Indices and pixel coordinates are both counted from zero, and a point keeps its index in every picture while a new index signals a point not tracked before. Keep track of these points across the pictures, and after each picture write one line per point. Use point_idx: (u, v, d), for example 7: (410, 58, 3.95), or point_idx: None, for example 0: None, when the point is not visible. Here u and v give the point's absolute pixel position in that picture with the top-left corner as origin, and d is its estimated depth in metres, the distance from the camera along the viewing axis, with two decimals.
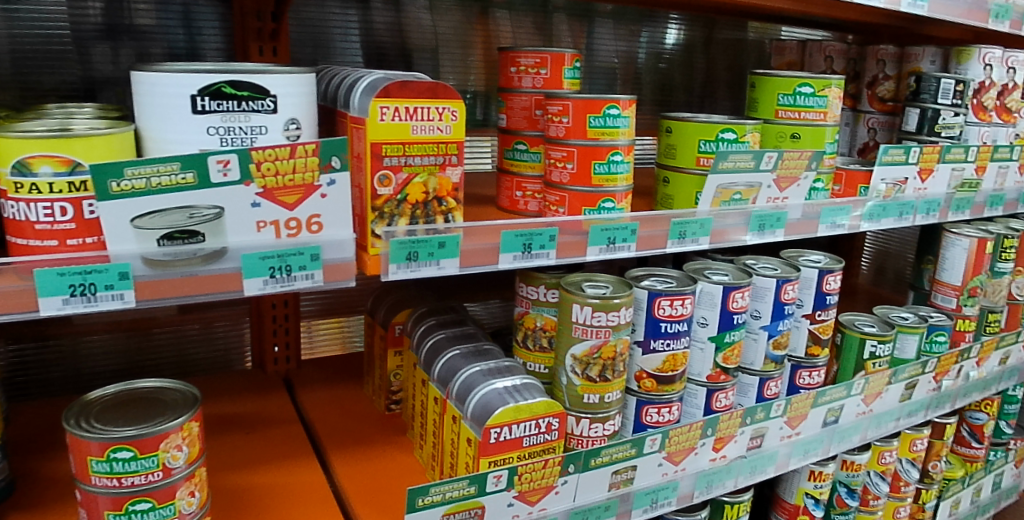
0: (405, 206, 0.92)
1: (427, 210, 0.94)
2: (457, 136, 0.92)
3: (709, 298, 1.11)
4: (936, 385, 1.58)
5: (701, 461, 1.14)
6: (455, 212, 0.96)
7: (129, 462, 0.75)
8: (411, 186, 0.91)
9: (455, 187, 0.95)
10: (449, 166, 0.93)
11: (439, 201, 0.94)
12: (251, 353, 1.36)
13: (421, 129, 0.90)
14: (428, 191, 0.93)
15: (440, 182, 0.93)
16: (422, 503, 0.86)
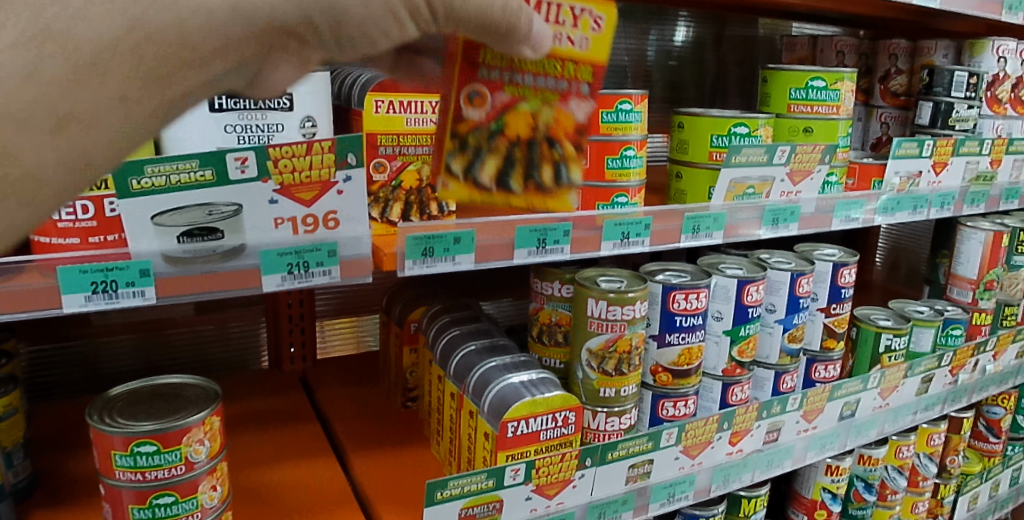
0: (501, 137, 0.71)
1: (533, 153, 0.71)
2: (596, 56, 0.68)
3: (723, 292, 1.11)
4: (952, 378, 1.57)
5: (718, 454, 1.14)
6: (573, 162, 0.72)
7: (152, 456, 0.76)
8: (512, 113, 0.70)
9: (581, 130, 0.71)
10: (574, 95, 0.69)
11: (551, 143, 0.71)
12: (267, 351, 1.37)
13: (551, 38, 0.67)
14: (535, 127, 0.70)
15: (555, 120, 0.70)
16: (441, 496, 0.86)
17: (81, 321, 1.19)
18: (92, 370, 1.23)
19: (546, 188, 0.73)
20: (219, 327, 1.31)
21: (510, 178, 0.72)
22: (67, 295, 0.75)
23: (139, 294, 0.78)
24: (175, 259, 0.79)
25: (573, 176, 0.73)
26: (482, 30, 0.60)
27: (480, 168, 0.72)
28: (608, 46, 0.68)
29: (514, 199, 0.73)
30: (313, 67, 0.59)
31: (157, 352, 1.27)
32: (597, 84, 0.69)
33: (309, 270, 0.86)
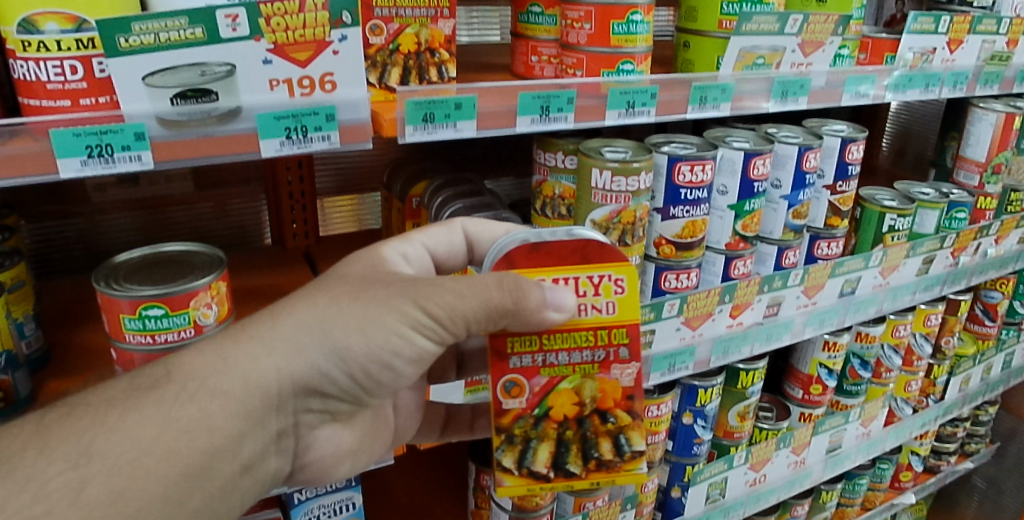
0: (548, 423, 0.73)
1: (585, 429, 0.74)
2: (626, 318, 0.72)
3: (730, 165, 1.09)
4: (952, 260, 1.57)
5: (718, 327, 1.16)
6: (630, 430, 0.75)
7: (161, 319, 0.76)
8: (554, 395, 0.73)
9: (629, 394, 0.74)
10: (615, 361, 0.73)
11: (604, 416, 0.74)
12: (269, 230, 1.43)
13: (578, 312, 0.71)
14: (583, 401, 0.73)
15: (603, 383, 0.73)
16: None
17: (83, 198, 1.24)
18: (94, 244, 1.28)
19: (609, 464, 0.75)
20: (217, 205, 1.36)
21: (568, 463, 0.74)
22: (63, 160, 0.73)
23: (136, 158, 0.76)
24: (170, 122, 0.77)
25: (633, 444, 0.75)
26: (495, 318, 0.68)
27: (532, 458, 0.74)
28: (635, 305, 0.72)
29: (576, 481, 0.75)
30: (336, 397, 0.77)
31: (158, 227, 1.32)
32: (635, 347, 0.73)
33: (308, 135, 0.83)
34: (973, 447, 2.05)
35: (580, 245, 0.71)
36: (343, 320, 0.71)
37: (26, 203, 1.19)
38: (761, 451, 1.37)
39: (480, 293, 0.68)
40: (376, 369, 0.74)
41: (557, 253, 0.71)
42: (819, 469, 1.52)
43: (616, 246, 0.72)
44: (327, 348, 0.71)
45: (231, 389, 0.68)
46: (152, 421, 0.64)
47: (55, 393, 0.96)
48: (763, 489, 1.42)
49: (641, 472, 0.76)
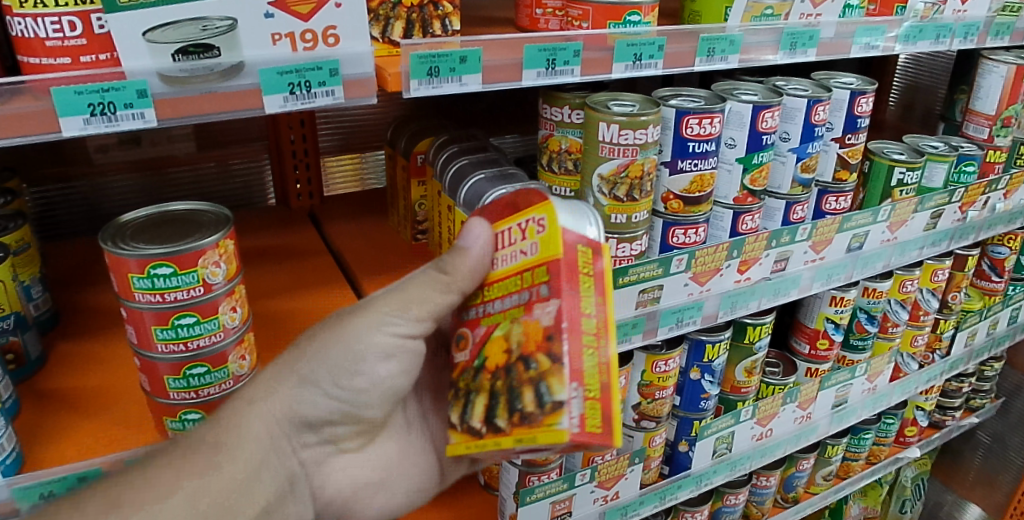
0: (484, 372, 0.72)
1: (511, 377, 0.68)
2: (547, 253, 0.67)
3: (738, 118, 1.08)
4: (961, 215, 1.55)
5: (726, 282, 1.16)
6: (551, 378, 0.65)
7: (170, 278, 0.74)
8: (489, 345, 0.72)
9: (546, 334, 0.66)
10: (536, 301, 0.67)
11: (527, 362, 0.67)
12: (274, 190, 1.44)
13: (502, 261, 0.74)
14: (510, 348, 0.69)
15: (524, 322, 0.68)
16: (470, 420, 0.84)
17: (83, 160, 1.24)
18: (97, 206, 1.28)
19: (533, 419, 0.66)
20: (219, 164, 1.36)
21: (495, 416, 0.69)
22: (65, 119, 0.72)
23: (139, 117, 0.75)
24: (172, 79, 0.75)
25: (555, 394, 0.65)
26: (444, 290, 0.76)
27: (471, 412, 0.73)
28: (553, 239, 0.67)
29: (502, 438, 0.68)
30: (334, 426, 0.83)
31: (161, 189, 1.32)
32: (552, 283, 0.66)
33: (311, 90, 0.82)
34: (978, 402, 2.06)
35: (511, 198, 0.76)
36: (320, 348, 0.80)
37: (28, 166, 1.19)
38: (768, 406, 1.38)
39: (418, 283, 0.78)
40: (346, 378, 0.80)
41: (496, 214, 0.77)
42: (825, 423, 1.53)
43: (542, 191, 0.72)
44: (296, 378, 0.79)
45: (225, 458, 0.72)
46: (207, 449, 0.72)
47: (68, 354, 0.98)
48: (770, 443, 1.43)
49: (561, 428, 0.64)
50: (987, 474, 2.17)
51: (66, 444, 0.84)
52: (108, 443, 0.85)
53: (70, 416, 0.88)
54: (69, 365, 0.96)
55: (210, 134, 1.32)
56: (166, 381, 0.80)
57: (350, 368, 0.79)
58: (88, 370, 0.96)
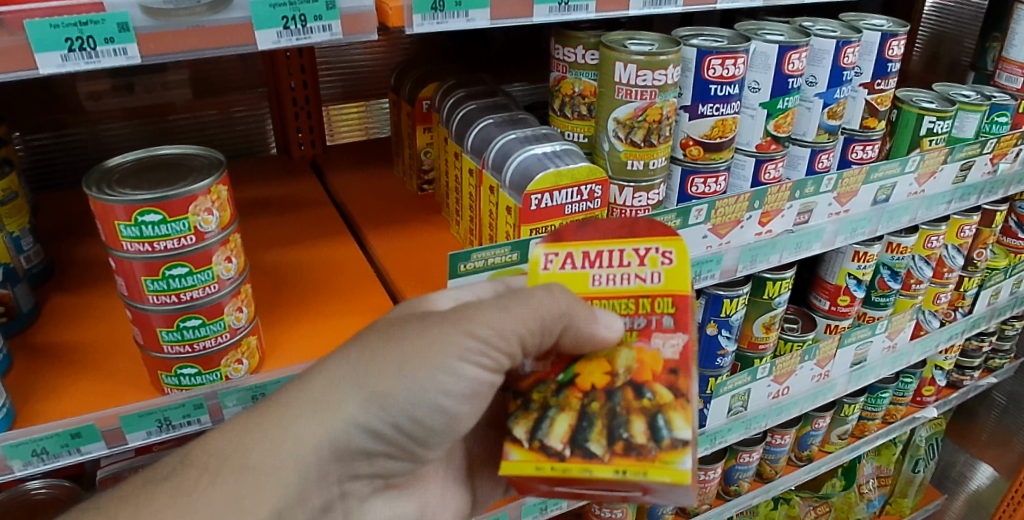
0: (569, 389, 0.73)
1: (615, 403, 0.71)
2: (673, 288, 0.74)
3: (763, 60, 1.01)
4: (992, 168, 1.46)
5: (746, 234, 1.10)
6: (671, 412, 0.71)
7: (158, 226, 0.70)
8: (581, 362, 0.74)
9: (672, 368, 0.72)
10: (657, 330, 0.74)
11: (640, 390, 0.72)
12: (274, 138, 1.38)
13: (615, 279, 0.75)
14: (615, 372, 0.73)
15: (643, 349, 0.73)
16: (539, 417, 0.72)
17: (76, 107, 1.19)
18: (93, 155, 1.23)
19: (643, 454, 0.69)
20: (220, 112, 1.30)
21: (589, 440, 0.70)
22: (42, 55, 0.67)
23: (122, 53, 0.69)
24: (156, 12, 0.69)
25: (675, 429, 0.70)
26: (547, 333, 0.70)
27: (548, 430, 0.71)
28: (682, 276, 0.74)
29: (596, 463, 0.69)
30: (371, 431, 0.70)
31: (160, 137, 1.27)
32: (681, 316, 0.73)
33: (306, 26, 0.76)
34: (997, 363, 2.01)
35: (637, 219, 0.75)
36: (379, 368, 0.68)
37: (19, 113, 1.14)
38: (785, 363, 1.34)
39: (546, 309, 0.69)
40: (429, 414, 0.71)
41: (603, 228, 0.76)
42: (843, 381, 1.49)
43: (663, 222, 0.75)
44: (363, 400, 0.68)
45: (257, 465, 0.66)
46: (230, 432, 0.68)
47: (64, 307, 0.95)
48: (786, 401, 1.40)
49: (682, 468, 0.69)
50: (1002, 435, 2.12)
51: (61, 400, 0.81)
52: (104, 398, 0.82)
53: (65, 371, 0.85)
54: (64, 320, 0.93)
55: (207, 81, 1.27)
56: (158, 334, 0.76)
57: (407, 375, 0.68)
58: (85, 323, 0.93)
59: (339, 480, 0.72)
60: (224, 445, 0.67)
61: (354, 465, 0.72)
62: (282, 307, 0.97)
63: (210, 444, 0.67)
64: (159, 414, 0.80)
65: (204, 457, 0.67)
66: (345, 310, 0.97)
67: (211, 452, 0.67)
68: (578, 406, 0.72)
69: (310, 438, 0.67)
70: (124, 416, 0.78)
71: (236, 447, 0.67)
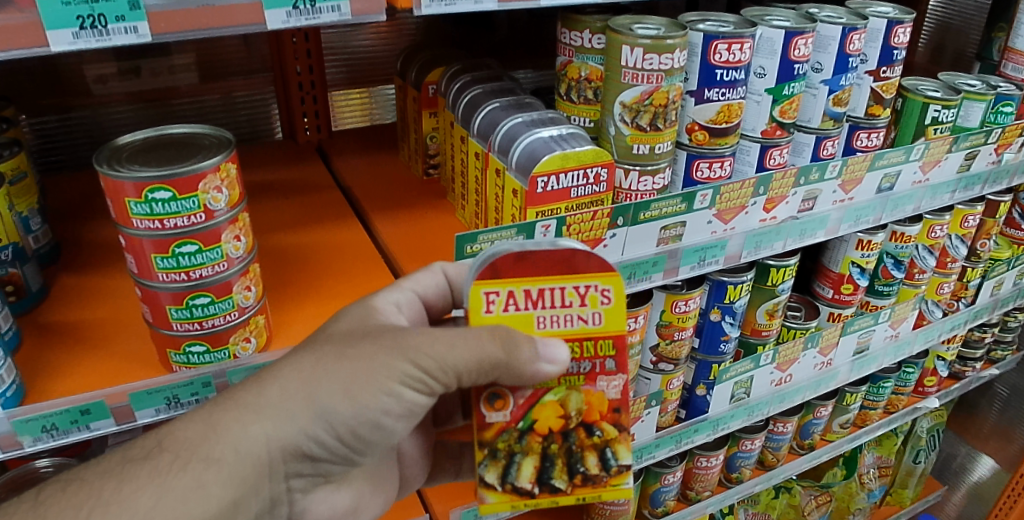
0: (531, 435, 0.73)
1: (571, 443, 0.73)
2: (613, 329, 0.71)
3: (769, 46, 1.01)
4: (996, 158, 1.45)
5: (751, 220, 1.10)
6: (617, 444, 0.74)
7: (168, 204, 0.70)
8: (537, 407, 0.73)
9: (616, 408, 0.73)
10: (601, 374, 0.72)
11: (590, 430, 0.73)
12: (280, 124, 1.39)
13: (559, 321, 0.70)
14: (568, 415, 0.73)
15: (591, 390, 0.73)
16: (503, 465, 0.74)
17: (83, 91, 1.19)
18: (98, 138, 1.24)
19: (596, 480, 0.75)
20: (224, 96, 1.31)
21: (554, 478, 0.74)
22: (53, 33, 0.67)
23: (132, 31, 0.70)
24: None
25: (621, 458, 0.75)
26: (485, 370, 0.69)
27: (516, 474, 0.74)
28: (622, 316, 0.70)
29: (562, 496, 0.74)
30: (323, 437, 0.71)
31: (165, 121, 1.28)
32: (623, 358, 0.72)
33: (316, 6, 0.77)
34: (999, 354, 2.02)
35: (571, 254, 0.68)
36: (330, 383, 0.69)
37: (26, 95, 1.15)
38: (788, 351, 1.34)
39: (474, 351, 0.68)
40: (369, 431, 0.72)
41: (541, 264, 0.69)
42: (846, 370, 1.50)
43: (601, 255, 0.69)
44: (314, 413, 0.69)
45: (221, 456, 0.66)
46: (198, 422, 0.67)
47: (70, 287, 0.96)
48: (789, 388, 1.40)
49: (629, 489, 0.76)
50: (1003, 427, 2.13)
51: (69, 377, 0.82)
52: (112, 376, 0.83)
53: (74, 349, 0.86)
54: (71, 299, 0.94)
55: (213, 65, 1.27)
56: (167, 312, 0.77)
57: (352, 394, 0.69)
58: (92, 303, 0.93)
59: (286, 480, 0.73)
60: (194, 433, 0.66)
61: (301, 467, 0.73)
62: (289, 288, 0.98)
63: (179, 430, 0.67)
64: (168, 392, 0.81)
65: (174, 442, 0.66)
66: (352, 292, 0.97)
67: (183, 437, 0.66)
68: (535, 451, 0.73)
69: (265, 438, 0.68)
70: (132, 393, 0.79)
71: (203, 437, 0.66)
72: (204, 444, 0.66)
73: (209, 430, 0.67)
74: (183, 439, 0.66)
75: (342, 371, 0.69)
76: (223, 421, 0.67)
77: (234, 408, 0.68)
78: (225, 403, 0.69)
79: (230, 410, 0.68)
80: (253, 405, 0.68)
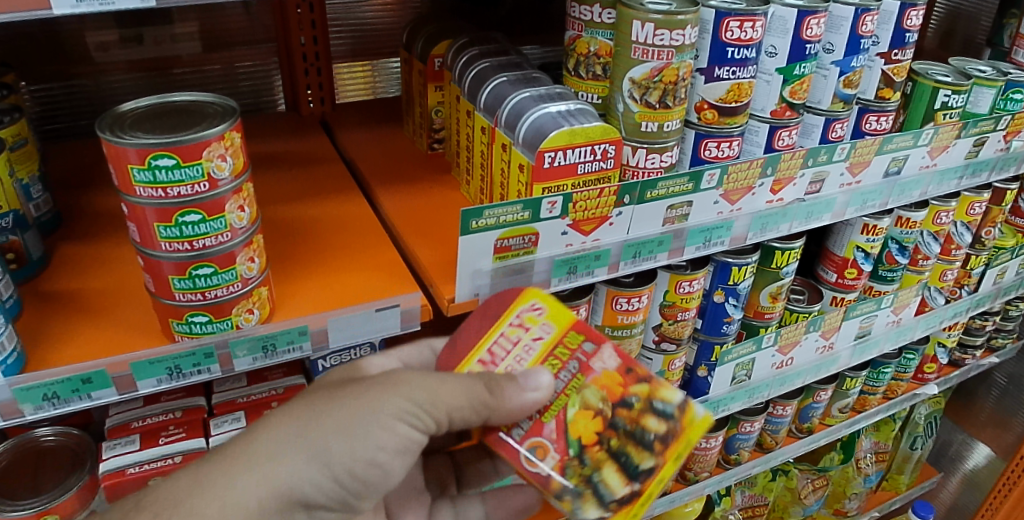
0: (587, 449, 0.74)
1: (620, 427, 0.74)
2: (563, 324, 0.79)
3: (781, 24, 1.00)
4: (1005, 145, 1.43)
5: (758, 202, 1.09)
6: (657, 391, 0.74)
7: (172, 171, 0.69)
8: (570, 426, 0.75)
9: (627, 369, 0.75)
10: (590, 357, 0.77)
11: (623, 401, 0.74)
12: (283, 96, 1.37)
13: (523, 356, 0.78)
14: (597, 409, 0.74)
15: (594, 376, 0.76)
16: (598, 491, 0.73)
17: (84, 58, 1.18)
18: (98, 107, 1.23)
19: (676, 434, 0.73)
20: (226, 66, 1.29)
21: (640, 464, 0.73)
22: None
23: None
24: None
25: (671, 398, 0.74)
26: (475, 400, 0.73)
27: (608, 487, 0.73)
28: (561, 311, 0.79)
29: (663, 471, 0.73)
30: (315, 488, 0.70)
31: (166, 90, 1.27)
32: (592, 333, 0.77)
33: None
34: (999, 342, 2.02)
35: (484, 308, 0.81)
36: (322, 423, 0.70)
37: (25, 61, 1.13)
38: (791, 334, 1.33)
39: (464, 384, 0.74)
40: (364, 469, 0.72)
41: (468, 332, 0.81)
42: (847, 355, 1.50)
43: (505, 290, 0.81)
44: (306, 456, 0.69)
45: (207, 508, 0.65)
46: (186, 479, 0.67)
47: (70, 256, 0.95)
48: (790, 372, 1.40)
49: (704, 413, 0.73)
50: (1000, 416, 2.13)
51: (71, 346, 0.81)
52: (113, 345, 0.82)
53: (75, 317, 0.86)
54: (71, 268, 0.93)
55: (215, 35, 1.26)
56: (170, 282, 0.76)
57: (344, 434, 0.70)
58: (93, 272, 0.93)
59: None
60: (179, 489, 0.67)
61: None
62: (293, 260, 0.97)
63: (165, 490, 0.67)
64: (170, 362, 0.80)
65: (157, 500, 0.66)
66: (355, 265, 0.97)
67: (166, 497, 0.66)
68: (600, 457, 0.73)
69: (256, 483, 0.67)
70: (134, 363, 0.79)
71: (190, 490, 0.66)
72: (187, 497, 0.66)
73: (196, 483, 0.67)
74: (169, 496, 0.66)
75: (332, 412, 0.71)
76: (210, 471, 0.68)
77: (224, 459, 0.69)
78: (215, 454, 0.70)
79: (219, 461, 0.69)
80: (242, 454, 0.69)
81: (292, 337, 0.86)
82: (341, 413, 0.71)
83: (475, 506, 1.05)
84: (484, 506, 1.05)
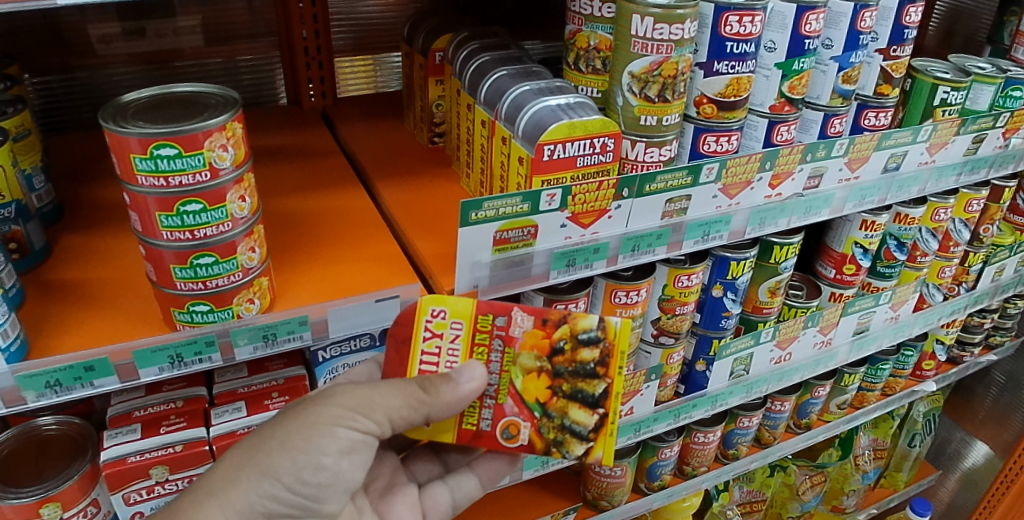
0: (548, 402, 0.84)
1: (560, 369, 0.83)
2: (466, 313, 0.82)
3: (780, 19, 1.00)
4: (1004, 142, 1.44)
5: (756, 196, 1.10)
6: (575, 326, 0.82)
7: (173, 161, 0.70)
8: (524, 391, 0.84)
9: (543, 323, 0.82)
10: (510, 329, 0.82)
11: (553, 350, 0.82)
12: (285, 90, 1.38)
13: (454, 358, 0.84)
14: (537, 367, 0.83)
15: (520, 343, 0.83)
16: (575, 427, 0.85)
17: (86, 50, 1.19)
18: (100, 99, 1.23)
19: (609, 348, 0.83)
20: (227, 60, 1.30)
21: (592, 392, 0.84)
22: None
23: None
24: None
25: (589, 326, 0.82)
26: (410, 398, 0.80)
27: (578, 419, 0.85)
28: (460, 305, 0.82)
29: (613, 384, 0.84)
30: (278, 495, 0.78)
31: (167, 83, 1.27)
32: (498, 307, 0.82)
33: None
34: (998, 340, 2.02)
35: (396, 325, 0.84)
36: (269, 441, 0.77)
37: (27, 53, 1.14)
38: (788, 328, 1.34)
39: (397, 387, 0.80)
40: (313, 474, 0.79)
41: (391, 347, 0.84)
42: (846, 350, 1.51)
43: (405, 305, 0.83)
44: (260, 472, 0.77)
45: None
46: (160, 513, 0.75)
47: (72, 246, 0.96)
48: (789, 367, 1.41)
49: (622, 322, 0.82)
50: (999, 413, 2.13)
51: (72, 334, 0.82)
52: (114, 333, 0.83)
53: (77, 306, 0.86)
54: (73, 258, 0.94)
55: (217, 28, 1.26)
56: (171, 271, 0.77)
57: (292, 446, 0.77)
58: (95, 262, 0.94)
59: None
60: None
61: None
62: (294, 251, 0.98)
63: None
64: (172, 351, 0.81)
65: None
66: (354, 256, 0.98)
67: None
68: (559, 399, 0.84)
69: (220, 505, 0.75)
70: (136, 351, 0.80)
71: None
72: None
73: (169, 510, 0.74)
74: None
75: (277, 433, 0.78)
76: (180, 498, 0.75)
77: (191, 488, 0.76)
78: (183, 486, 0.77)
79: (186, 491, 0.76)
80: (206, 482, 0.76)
81: (292, 327, 0.86)
82: (285, 431, 0.78)
83: (469, 479, 1.06)
84: (475, 474, 1.07)
